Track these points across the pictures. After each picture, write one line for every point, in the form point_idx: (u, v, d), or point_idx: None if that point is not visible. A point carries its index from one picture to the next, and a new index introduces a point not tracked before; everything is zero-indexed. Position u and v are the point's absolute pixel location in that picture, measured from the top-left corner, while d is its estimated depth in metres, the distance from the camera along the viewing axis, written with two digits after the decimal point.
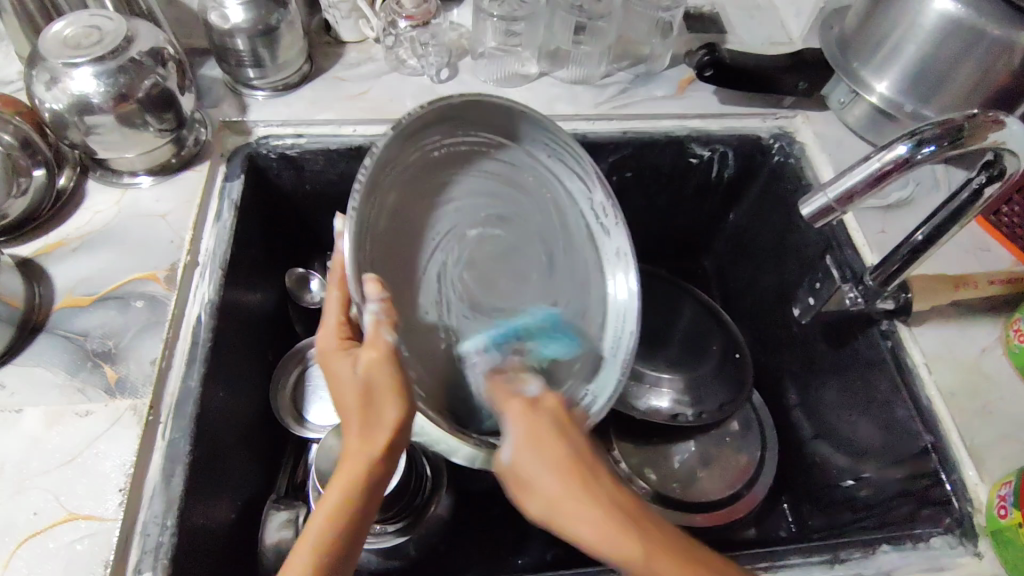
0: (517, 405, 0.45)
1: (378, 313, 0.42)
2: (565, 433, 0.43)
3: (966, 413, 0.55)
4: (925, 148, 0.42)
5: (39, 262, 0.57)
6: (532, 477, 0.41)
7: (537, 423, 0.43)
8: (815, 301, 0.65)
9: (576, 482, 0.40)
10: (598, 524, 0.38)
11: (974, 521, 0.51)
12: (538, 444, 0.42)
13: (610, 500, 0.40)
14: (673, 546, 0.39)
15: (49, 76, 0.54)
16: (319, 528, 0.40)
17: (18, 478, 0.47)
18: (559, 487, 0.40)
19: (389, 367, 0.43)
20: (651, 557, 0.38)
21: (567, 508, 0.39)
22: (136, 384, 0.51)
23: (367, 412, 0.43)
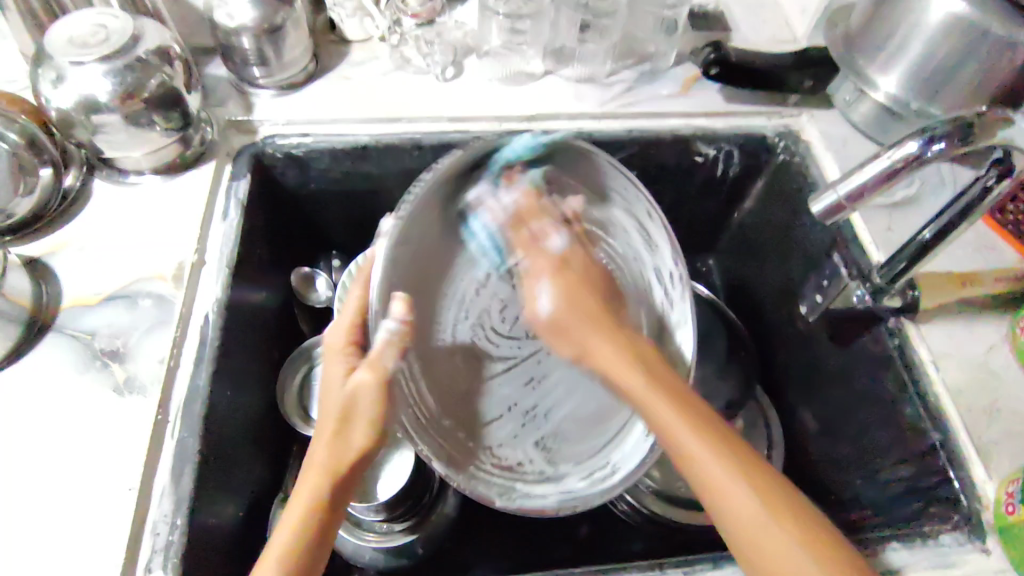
0: (549, 265, 0.53)
1: (392, 334, 0.45)
2: (598, 303, 0.51)
3: (973, 410, 0.55)
4: (936, 145, 0.42)
5: (46, 261, 0.57)
6: (607, 360, 0.48)
7: (574, 276, 0.52)
8: (822, 299, 0.64)
9: (672, 406, 0.45)
10: (691, 436, 0.43)
11: (982, 518, 0.51)
12: (577, 303, 0.51)
13: (659, 382, 0.46)
14: (702, 421, 0.44)
15: (55, 74, 0.54)
16: (290, 530, 0.43)
17: (27, 477, 0.46)
18: (614, 364, 0.47)
19: (377, 389, 0.45)
20: (705, 450, 0.43)
21: (603, 359, 0.48)
22: (144, 384, 0.51)
23: (349, 424, 0.45)
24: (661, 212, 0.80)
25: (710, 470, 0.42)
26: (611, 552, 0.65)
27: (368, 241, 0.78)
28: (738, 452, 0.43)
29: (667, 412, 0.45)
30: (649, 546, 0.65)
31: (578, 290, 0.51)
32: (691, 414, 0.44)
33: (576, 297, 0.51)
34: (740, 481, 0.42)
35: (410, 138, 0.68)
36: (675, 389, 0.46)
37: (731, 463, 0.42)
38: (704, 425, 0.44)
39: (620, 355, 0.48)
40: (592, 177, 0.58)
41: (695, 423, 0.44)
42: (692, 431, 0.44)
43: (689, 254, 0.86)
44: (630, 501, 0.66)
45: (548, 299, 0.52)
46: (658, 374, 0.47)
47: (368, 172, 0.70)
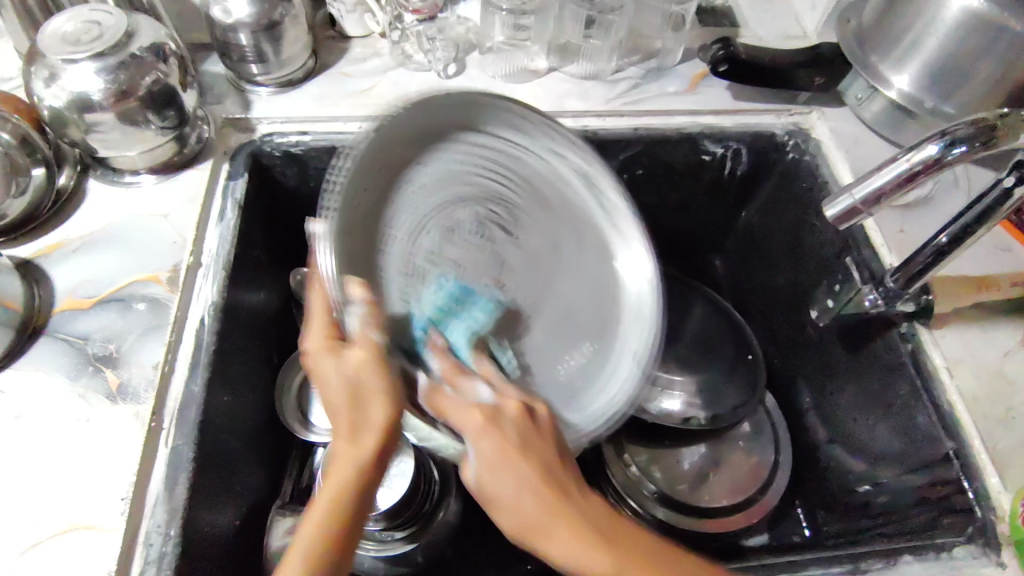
0: (477, 418, 0.43)
1: (363, 314, 0.44)
2: (541, 463, 0.42)
3: (989, 418, 0.53)
4: (956, 149, 0.41)
5: (39, 263, 0.56)
6: (501, 489, 0.41)
7: (508, 443, 0.42)
8: (834, 303, 0.63)
9: (513, 476, 0.41)
10: (536, 509, 0.40)
11: (997, 531, 0.49)
12: (508, 465, 0.41)
13: (583, 525, 0.40)
14: (652, 567, 0.39)
15: (47, 72, 0.53)
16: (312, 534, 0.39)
17: (18, 487, 0.45)
18: (546, 524, 0.40)
19: (376, 367, 0.43)
20: (619, 572, 0.39)
21: (552, 540, 0.40)
22: (138, 390, 0.50)
23: (360, 415, 0.42)
24: (667, 212, 0.78)
25: None
26: (614, 559, 0.64)
27: None
28: (654, 557, 0.40)
29: (531, 501, 0.40)
30: None
31: (496, 433, 0.42)
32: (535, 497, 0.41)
33: (497, 476, 0.41)
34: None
35: None
36: (608, 521, 0.41)
37: (644, 574, 0.39)
38: (636, 547, 0.40)
39: (503, 444, 0.42)
40: (480, 119, 0.54)
41: (645, 566, 0.39)
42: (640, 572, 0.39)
43: (695, 255, 0.85)
44: (634, 508, 0.65)
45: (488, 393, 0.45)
46: (617, 549, 0.40)
47: None
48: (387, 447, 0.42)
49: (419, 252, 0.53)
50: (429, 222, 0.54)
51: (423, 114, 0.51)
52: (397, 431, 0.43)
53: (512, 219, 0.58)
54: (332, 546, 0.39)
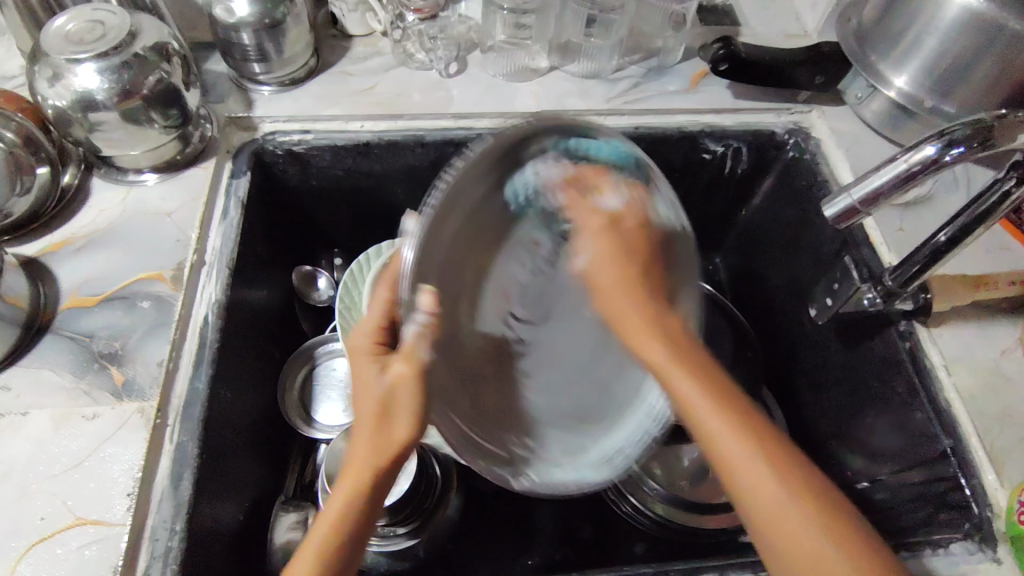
0: (613, 268, 0.50)
1: (422, 326, 0.42)
2: (666, 336, 0.46)
3: (986, 416, 0.54)
4: (954, 149, 0.41)
5: (44, 261, 0.56)
6: (684, 390, 0.43)
7: (617, 264, 0.50)
8: (833, 302, 0.63)
9: (670, 343, 0.45)
10: (664, 353, 0.45)
11: (993, 527, 0.50)
12: (630, 298, 0.48)
13: (725, 400, 0.43)
14: (750, 425, 0.42)
15: (52, 71, 0.53)
16: (322, 535, 0.40)
17: (25, 482, 0.46)
18: (632, 330, 0.47)
19: (413, 383, 0.43)
20: (716, 417, 0.42)
21: (650, 351, 0.46)
22: (143, 387, 0.51)
23: (388, 430, 0.42)
24: None
25: (726, 445, 0.41)
26: (613, 555, 0.65)
27: (370, 240, 0.77)
28: (762, 426, 0.42)
29: (661, 356, 0.45)
30: (652, 549, 0.64)
31: (624, 258, 0.50)
32: (661, 328, 0.46)
33: (620, 298, 0.49)
34: (733, 427, 0.41)
35: (412, 135, 0.66)
36: (718, 385, 0.43)
37: (721, 416, 0.42)
38: (732, 406, 0.42)
39: (641, 321, 0.47)
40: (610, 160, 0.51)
41: (740, 420, 0.42)
42: (732, 430, 0.41)
43: (695, 253, 0.85)
44: (635, 504, 0.65)
45: (615, 202, 0.52)
46: (725, 396, 0.43)
47: (371, 169, 0.69)
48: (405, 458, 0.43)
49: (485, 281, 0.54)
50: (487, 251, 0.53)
51: (555, 142, 0.49)
52: (418, 442, 0.43)
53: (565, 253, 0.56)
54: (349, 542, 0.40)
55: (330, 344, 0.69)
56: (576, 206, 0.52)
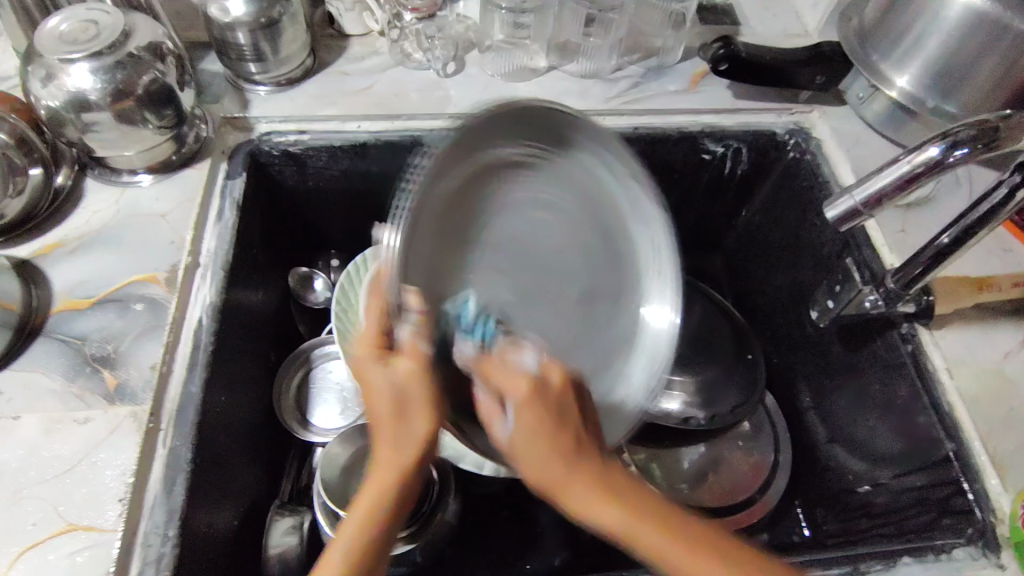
0: (523, 387, 0.40)
1: (415, 325, 0.41)
2: (578, 434, 0.39)
3: (989, 420, 0.53)
4: (958, 151, 0.40)
5: (37, 263, 0.56)
6: (604, 512, 0.37)
7: (544, 426, 0.39)
8: (835, 304, 0.62)
9: (557, 457, 0.38)
10: (585, 489, 0.38)
11: (997, 533, 0.49)
12: (538, 436, 0.38)
13: (643, 504, 0.38)
14: (711, 541, 0.38)
15: (44, 72, 0.53)
16: (348, 544, 0.39)
17: (16, 487, 0.45)
18: (549, 472, 0.38)
19: (420, 383, 0.40)
20: (643, 522, 0.37)
21: (580, 490, 0.38)
22: (136, 391, 0.50)
23: (406, 434, 0.40)
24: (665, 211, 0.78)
25: (677, 562, 0.37)
26: (612, 558, 0.64)
27: (368, 241, 0.76)
28: (681, 522, 0.38)
29: (584, 493, 0.38)
30: None
31: (553, 433, 0.39)
32: (563, 466, 0.38)
33: (529, 445, 0.38)
34: (699, 556, 0.37)
35: (410, 135, 0.66)
36: (658, 505, 0.38)
37: (660, 531, 0.37)
38: (680, 520, 0.38)
39: (543, 429, 0.39)
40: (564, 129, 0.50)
41: (699, 546, 0.37)
42: (686, 551, 0.37)
43: (695, 254, 0.84)
44: None
45: (533, 361, 0.42)
46: (653, 501, 0.38)
47: (368, 169, 0.68)
48: (426, 463, 0.41)
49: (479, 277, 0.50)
50: (455, 236, 0.49)
51: (496, 122, 0.46)
52: (436, 447, 0.41)
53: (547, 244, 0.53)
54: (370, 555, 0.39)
55: (327, 347, 0.68)
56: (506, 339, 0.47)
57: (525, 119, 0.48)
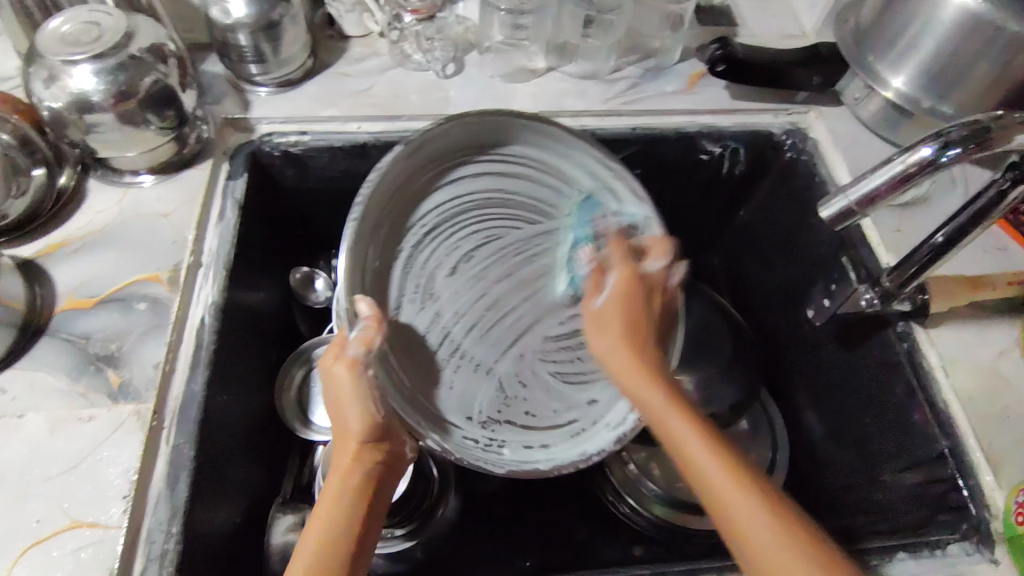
0: (624, 275, 0.54)
1: (363, 325, 0.46)
2: (646, 340, 0.50)
3: (984, 417, 0.54)
4: (950, 151, 0.41)
5: (40, 263, 0.56)
6: (657, 407, 0.46)
7: (635, 306, 0.52)
8: (830, 303, 0.64)
9: (631, 339, 0.50)
10: (629, 359, 0.49)
11: (992, 528, 0.50)
12: (620, 320, 0.52)
13: (688, 408, 0.45)
14: (734, 463, 0.41)
15: (47, 73, 0.53)
16: (310, 526, 0.41)
17: (21, 485, 0.46)
18: (629, 378, 0.48)
19: (351, 377, 0.46)
20: (669, 412, 0.45)
21: (639, 388, 0.47)
22: (138, 390, 0.50)
23: (347, 433, 0.46)
24: (663, 211, 0.79)
25: (709, 470, 0.41)
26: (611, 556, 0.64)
27: None
28: (711, 431, 0.44)
29: (627, 356, 0.49)
30: (652, 550, 0.64)
31: (626, 299, 0.53)
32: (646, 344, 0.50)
33: (602, 338, 0.52)
34: (707, 440, 0.43)
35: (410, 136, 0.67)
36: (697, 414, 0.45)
37: (677, 408, 0.45)
38: (691, 412, 0.45)
39: (627, 316, 0.52)
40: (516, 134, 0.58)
41: (713, 442, 0.42)
42: (705, 439, 0.43)
43: (692, 254, 0.85)
44: (631, 505, 0.65)
45: (656, 263, 0.56)
46: (689, 411, 0.45)
47: (368, 170, 0.69)
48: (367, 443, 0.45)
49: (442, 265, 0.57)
50: (445, 250, 0.58)
51: (460, 130, 0.56)
52: (377, 428, 0.46)
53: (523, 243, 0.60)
54: (331, 528, 0.41)
55: (329, 347, 0.68)
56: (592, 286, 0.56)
57: (491, 146, 0.59)
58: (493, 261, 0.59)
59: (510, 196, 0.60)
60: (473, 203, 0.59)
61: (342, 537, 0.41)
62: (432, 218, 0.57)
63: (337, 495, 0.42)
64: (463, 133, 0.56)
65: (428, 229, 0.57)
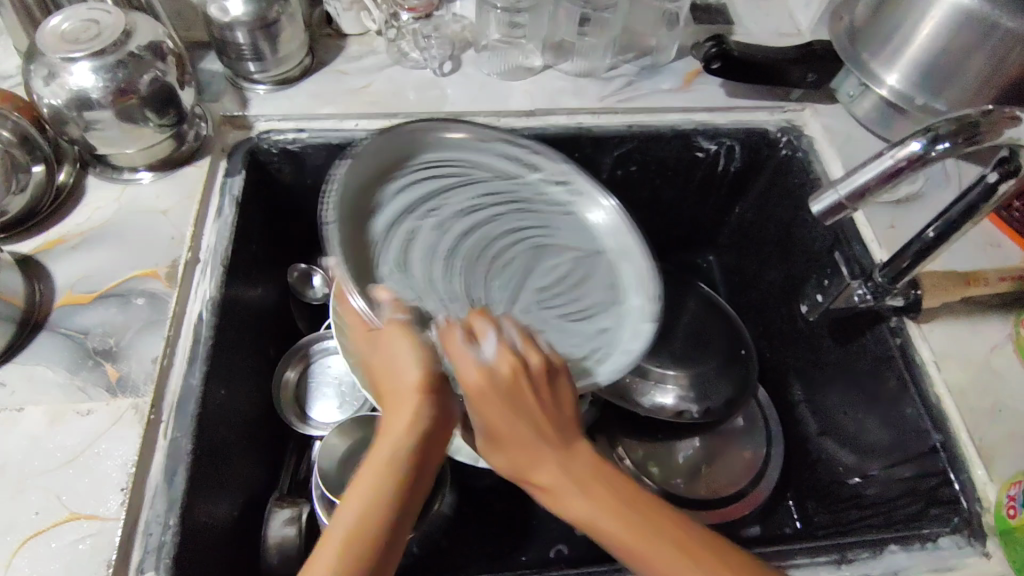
0: (473, 384, 0.44)
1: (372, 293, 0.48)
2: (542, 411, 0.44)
3: (975, 411, 0.54)
4: (939, 145, 0.42)
5: (40, 259, 0.56)
6: (550, 478, 0.43)
7: (504, 401, 0.44)
8: (823, 299, 0.64)
9: (499, 429, 0.44)
10: (557, 476, 0.43)
11: (982, 521, 0.50)
12: (504, 437, 0.44)
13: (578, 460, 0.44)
14: (620, 508, 0.42)
15: (47, 71, 0.54)
16: (351, 513, 0.40)
17: (20, 478, 0.46)
18: (516, 451, 0.44)
19: (400, 337, 0.47)
20: (552, 472, 0.43)
21: (534, 463, 0.43)
22: (137, 383, 0.51)
23: (402, 385, 0.45)
24: (659, 208, 0.79)
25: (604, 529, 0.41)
26: (608, 551, 0.65)
27: None
28: (611, 485, 0.43)
29: (549, 470, 0.43)
30: None
31: (524, 415, 0.44)
32: (564, 445, 0.44)
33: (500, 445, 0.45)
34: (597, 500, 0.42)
35: None
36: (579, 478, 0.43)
37: (609, 511, 0.42)
38: (584, 469, 0.43)
39: (493, 419, 0.44)
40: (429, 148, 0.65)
41: (590, 490, 0.42)
42: (583, 494, 0.42)
43: (688, 251, 0.85)
44: None
45: (490, 348, 0.46)
46: (564, 471, 0.43)
47: None
48: (434, 399, 0.45)
49: (422, 258, 0.60)
50: (422, 248, 0.61)
51: (393, 144, 0.62)
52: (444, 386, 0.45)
53: (488, 224, 0.65)
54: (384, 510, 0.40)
55: (325, 342, 0.69)
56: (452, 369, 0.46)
57: (410, 169, 0.63)
58: (467, 240, 0.63)
59: (444, 196, 0.65)
60: (421, 207, 0.63)
61: (382, 517, 0.40)
62: (389, 227, 0.61)
63: (409, 459, 0.42)
64: (397, 149, 0.63)
65: (392, 236, 0.60)
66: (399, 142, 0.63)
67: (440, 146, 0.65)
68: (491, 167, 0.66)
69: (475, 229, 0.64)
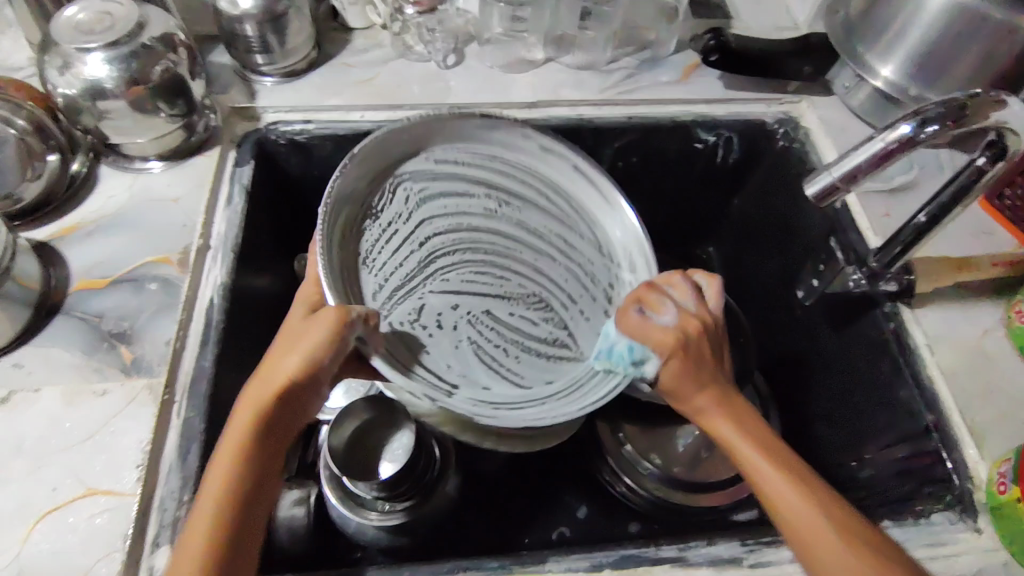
0: (666, 338, 0.49)
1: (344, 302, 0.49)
2: (715, 368, 0.50)
3: (967, 392, 0.56)
4: (928, 127, 0.43)
5: (54, 245, 0.58)
6: (727, 433, 0.47)
7: (686, 358, 0.49)
8: (819, 283, 0.67)
9: (687, 374, 0.49)
10: (716, 410, 0.48)
11: (974, 498, 0.51)
12: (684, 378, 0.49)
13: (760, 434, 0.47)
14: (793, 469, 0.45)
15: (61, 61, 0.55)
16: (213, 493, 0.42)
17: (38, 455, 0.48)
18: (686, 391, 0.49)
19: (320, 326, 0.46)
20: (734, 429, 0.47)
21: (701, 405, 0.49)
22: (152, 364, 0.52)
23: (279, 378, 0.45)
24: (659, 199, 0.80)
25: (772, 488, 0.44)
26: (611, 533, 0.66)
27: None
28: (784, 458, 0.45)
29: (711, 407, 0.48)
30: (646, 527, 0.66)
31: (694, 372, 0.49)
32: (727, 398, 0.49)
33: (677, 381, 0.49)
34: (768, 456, 0.45)
35: None
36: (772, 443, 0.46)
37: (784, 476, 0.44)
38: (759, 438, 0.47)
39: (682, 363, 0.49)
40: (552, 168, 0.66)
41: (770, 456, 0.45)
42: (765, 457, 0.45)
43: (687, 243, 0.87)
44: (629, 484, 0.68)
45: (670, 315, 0.51)
46: (758, 435, 0.47)
47: None
48: (292, 391, 0.45)
49: (422, 230, 0.62)
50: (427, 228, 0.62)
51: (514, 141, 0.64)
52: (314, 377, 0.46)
53: (505, 247, 0.64)
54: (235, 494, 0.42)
55: None
56: (630, 326, 0.52)
57: (540, 165, 0.65)
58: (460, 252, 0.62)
59: (511, 207, 0.65)
60: (477, 200, 0.64)
61: (218, 500, 0.42)
62: (425, 188, 0.63)
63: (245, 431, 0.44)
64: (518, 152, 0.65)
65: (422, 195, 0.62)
66: (516, 148, 0.65)
67: (551, 169, 0.65)
68: (581, 216, 0.66)
69: (509, 219, 0.65)
